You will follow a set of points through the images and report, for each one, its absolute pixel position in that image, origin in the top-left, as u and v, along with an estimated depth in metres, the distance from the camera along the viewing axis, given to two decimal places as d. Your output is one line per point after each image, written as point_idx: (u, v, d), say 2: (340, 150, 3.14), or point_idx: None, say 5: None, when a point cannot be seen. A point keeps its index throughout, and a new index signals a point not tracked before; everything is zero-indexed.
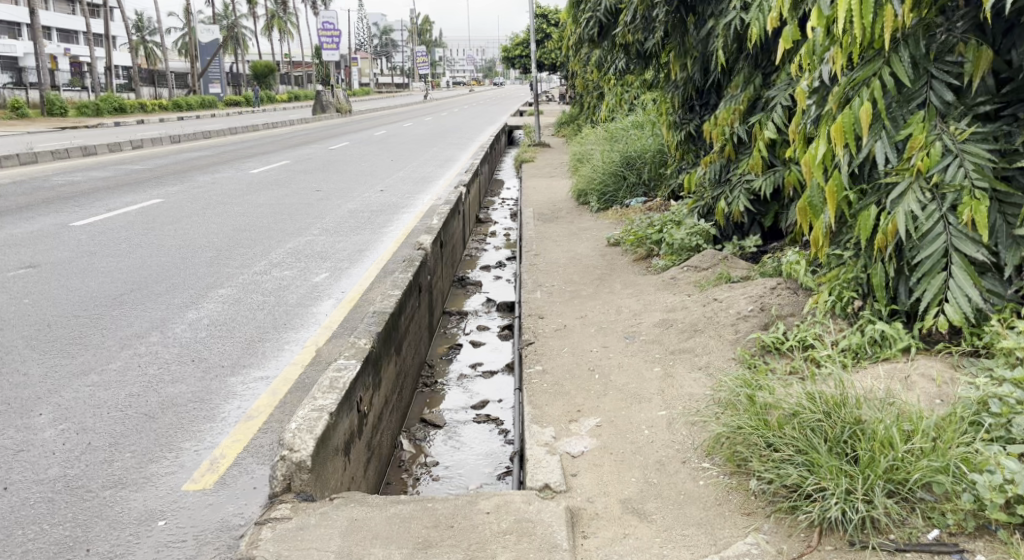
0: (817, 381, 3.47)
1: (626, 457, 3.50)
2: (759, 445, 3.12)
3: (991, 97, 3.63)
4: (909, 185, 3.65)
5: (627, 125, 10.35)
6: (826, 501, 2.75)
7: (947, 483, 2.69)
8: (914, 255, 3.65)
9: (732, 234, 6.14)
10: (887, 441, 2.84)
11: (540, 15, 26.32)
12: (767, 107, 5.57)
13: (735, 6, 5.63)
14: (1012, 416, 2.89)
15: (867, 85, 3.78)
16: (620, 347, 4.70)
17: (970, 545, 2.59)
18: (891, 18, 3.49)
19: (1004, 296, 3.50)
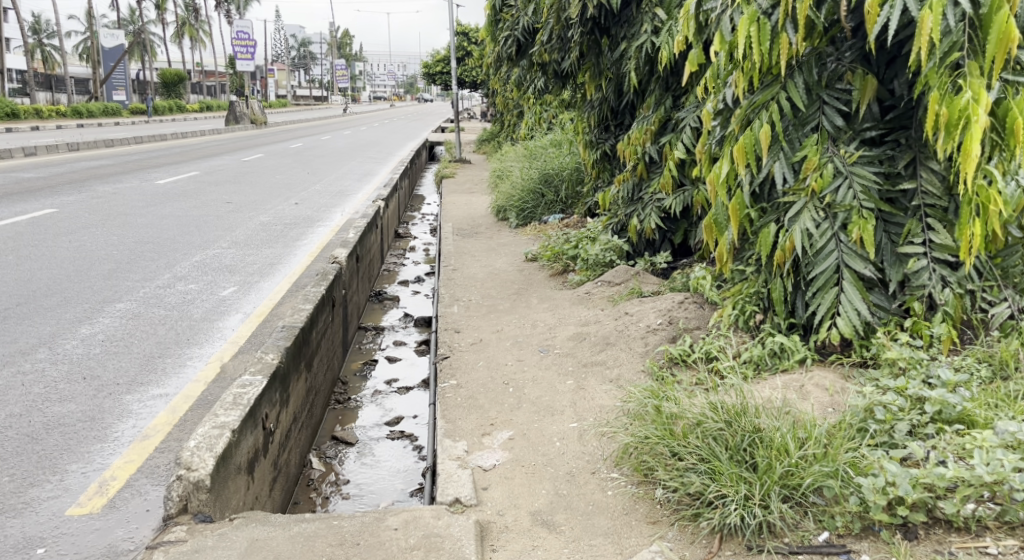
0: (720, 392, 3.59)
1: (537, 469, 3.55)
2: (664, 454, 3.21)
3: (876, 124, 3.84)
4: (805, 205, 3.84)
5: (546, 143, 10.51)
6: (726, 508, 2.86)
7: (836, 487, 2.83)
8: (809, 270, 3.83)
9: (644, 250, 6.28)
10: (783, 448, 2.96)
11: (460, 32, 26.48)
12: (676, 128, 5.75)
13: (645, 29, 5.81)
14: (894, 423, 3.08)
15: (766, 109, 3.96)
16: (534, 360, 4.76)
17: (857, 545, 2.71)
18: (785, 46, 3.68)
19: (889, 310, 3.72)
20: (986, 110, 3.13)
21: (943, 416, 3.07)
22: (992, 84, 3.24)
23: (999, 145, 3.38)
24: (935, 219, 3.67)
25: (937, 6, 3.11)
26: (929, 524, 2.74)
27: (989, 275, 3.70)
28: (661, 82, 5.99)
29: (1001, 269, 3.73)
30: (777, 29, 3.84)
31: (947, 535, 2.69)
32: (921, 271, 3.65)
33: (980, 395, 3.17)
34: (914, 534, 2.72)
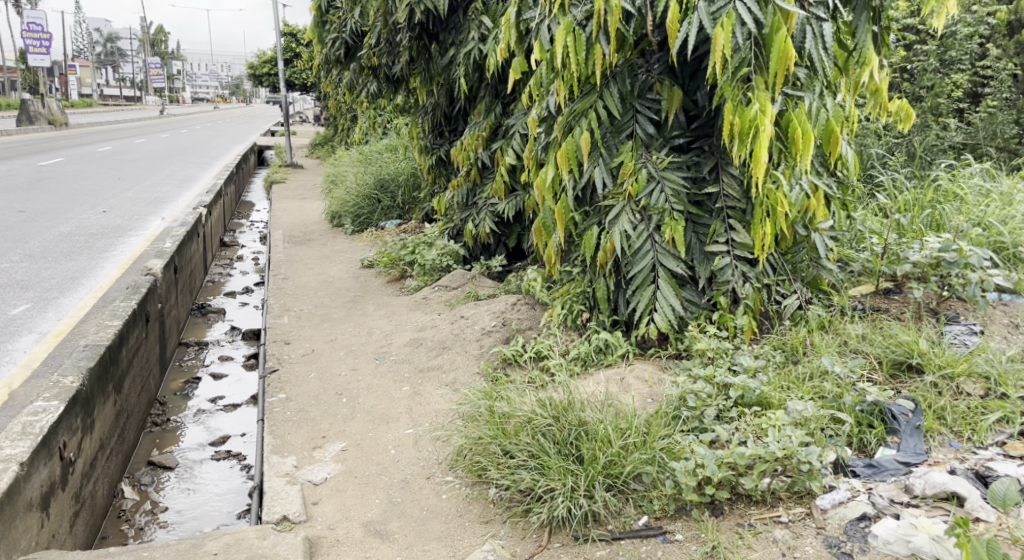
0: (549, 388, 3.69)
1: (370, 478, 3.52)
2: (496, 453, 3.28)
3: (683, 132, 4.12)
4: (623, 208, 4.04)
5: (381, 148, 10.40)
6: (554, 501, 2.99)
7: (653, 473, 3.02)
8: (629, 270, 4.05)
9: (480, 254, 6.37)
10: (606, 439, 3.14)
11: (288, 33, 25.62)
12: (506, 135, 5.89)
13: (473, 36, 5.89)
14: (704, 408, 3.31)
15: (585, 116, 4.11)
16: (369, 369, 4.71)
17: (672, 526, 2.93)
18: (599, 56, 3.85)
19: (699, 305, 4.01)
20: (771, 121, 3.46)
21: (746, 399, 3.34)
22: (775, 97, 3.59)
23: (784, 153, 3.76)
24: (736, 220, 3.98)
25: (729, 24, 3.39)
26: (733, 499, 3.00)
27: (781, 270, 4.09)
28: (490, 88, 6.08)
29: (790, 264, 4.13)
30: (591, 40, 4.01)
31: (747, 509, 2.96)
32: (725, 267, 3.94)
33: (775, 379, 3.48)
34: (720, 510, 2.96)
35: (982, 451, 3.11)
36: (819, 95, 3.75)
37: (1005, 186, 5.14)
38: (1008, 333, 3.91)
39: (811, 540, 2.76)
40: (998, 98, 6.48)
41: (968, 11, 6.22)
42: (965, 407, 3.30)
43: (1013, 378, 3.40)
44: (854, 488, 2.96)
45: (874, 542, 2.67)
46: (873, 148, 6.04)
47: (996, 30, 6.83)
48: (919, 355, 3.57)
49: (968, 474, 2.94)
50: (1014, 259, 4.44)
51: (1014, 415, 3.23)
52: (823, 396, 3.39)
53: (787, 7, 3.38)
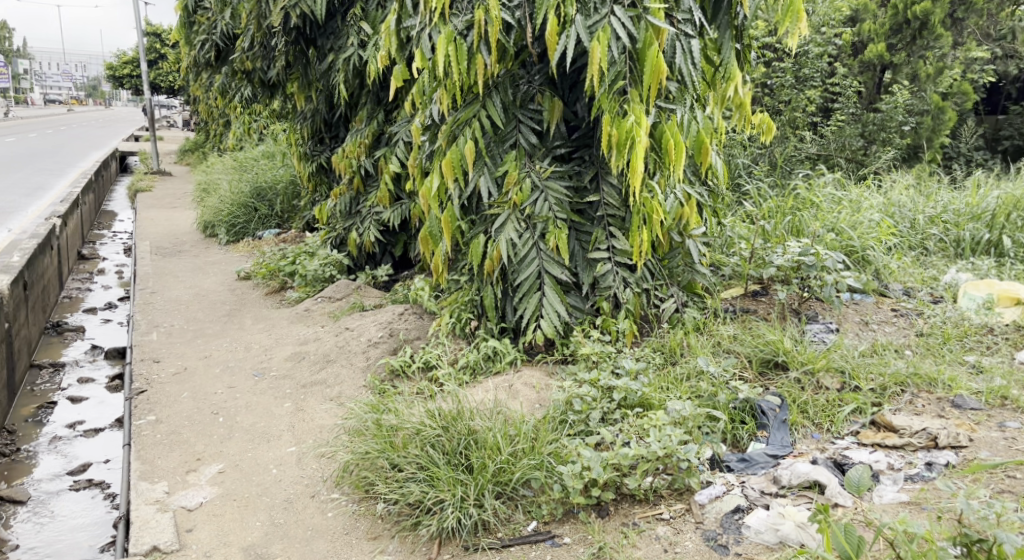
0: (437, 399, 3.67)
1: (250, 500, 3.41)
2: (384, 467, 3.24)
3: (564, 141, 4.20)
4: (508, 217, 4.07)
5: (257, 155, 10.07)
6: (443, 512, 3.00)
7: (541, 478, 3.08)
8: (515, 277, 4.10)
9: (365, 263, 6.27)
10: (495, 446, 3.17)
11: (151, 33, 24.40)
12: (390, 142, 5.83)
13: (352, 42, 5.80)
14: (589, 412, 3.38)
15: (469, 125, 4.10)
16: (248, 386, 4.54)
17: (560, 530, 3.00)
18: (481, 66, 3.86)
19: (583, 310, 4.10)
20: (646, 132, 3.60)
21: (628, 401, 3.44)
22: (649, 109, 3.73)
23: (659, 163, 3.91)
24: (616, 228, 4.10)
25: (604, 38, 3.49)
26: (618, 499, 3.09)
27: (659, 275, 4.25)
28: (372, 95, 6.00)
29: (667, 269, 4.29)
30: (472, 49, 4.01)
31: (631, 508, 3.06)
32: (607, 273, 4.05)
33: (656, 381, 3.61)
34: (606, 511, 3.05)
35: (840, 441, 3.34)
36: (689, 107, 3.92)
37: (854, 194, 5.53)
38: (860, 330, 4.22)
39: (691, 534, 2.88)
40: (845, 113, 6.98)
41: (817, 32, 6.69)
42: (824, 400, 3.53)
43: (865, 372, 3.67)
44: (729, 482, 3.12)
45: (747, 532, 2.82)
46: (738, 159, 6.36)
47: (842, 50, 7.35)
48: (784, 353, 3.80)
49: (828, 462, 3.14)
50: (864, 261, 4.78)
51: (866, 406, 3.49)
52: (698, 395, 3.54)
53: (657, 23, 3.52)
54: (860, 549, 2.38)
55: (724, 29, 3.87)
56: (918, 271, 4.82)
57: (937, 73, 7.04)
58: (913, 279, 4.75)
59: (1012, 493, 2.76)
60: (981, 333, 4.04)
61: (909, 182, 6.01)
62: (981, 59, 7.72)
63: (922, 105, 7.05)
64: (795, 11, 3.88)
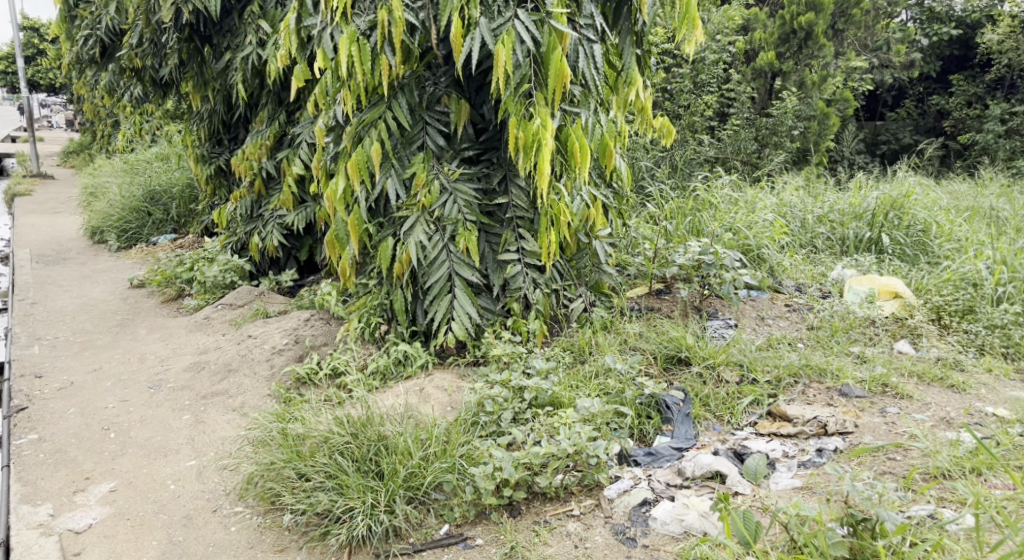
0: (346, 405, 3.61)
1: (146, 518, 3.27)
2: (291, 477, 3.16)
3: (472, 144, 4.19)
4: (417, 219, 4.04)
5: (149, 157, 9.64)
6: (353, 520, 2.97)
7: (453, 481, 3.09)
8: (425, 280, 4.08)
9: (268, 268, 6.10)
10: (405, 451, 3.15)
11: (28, 28, 22.97)
12: (292, 144, 5.69)
13: (250, 41, 5.64)
14: (501, 412, 3.39)
15: (374, 127, 4.04)
16: (142, 399, 4.34)
17: (472, 532, 3.01)
18: (385, 67, 3.80)
19: (495, 312, 4.13)
20: (552, 135, 3.65)
21: (539, 400, 3.47)
22: (554, 112, 3.78)
23: (565, 165, 3.98)
24: (525, 230, 4.14)
25: (509, 42, 3.51)
26: (529, 498, 3.12)
27: (567, 276, 4.32)
28: (272, 95, 5.84)
29: (575, 270, 4.37)
30: (376, 50, 3.95)
31: (543, 506, 3.10)
32: (517, 275, 4.09)
33: (566, 379, 3.67)
34: (517, 510, 3.08)
35: (739, 432, 3.48)
36: (593, 111, 4.00)
37: (749, 195, 5.79)
38: (756, 325, 4.41)
39: (600, 529, 2.94)
40: (740, 118, 7.27)
41: (713, 39, 6.97)
42: (724, 393, 3.67)
43: (761, 364, 3.83)
44: (636, 476, 3.20)
45: (653, 524, 2.90)
46: (642, 162, 6.51)
47: (735, 57, 7.65)
48: (687, 349, 3.93)
49: (728, 453, 3.26)
50: (758, 259, 5.03)
51: (763, 397, 3.64)
52: (607, 392, 3.62)
53: (560, 28, 3.56)
54: (757, 535, 2.52)
55: (625, 34, 3.97)
56: (809, 268, 5.05)
57: (822, 80, 7.43)
58: (804, 275, 4.98)
59: (893, 474, 2.93)
60: (864, 325, 4.27)
61: (799, 183, 6.32)
62: (861, 69, 8.19)
63: (809, 111, 7.43)
64: (691, 19, 4.02)
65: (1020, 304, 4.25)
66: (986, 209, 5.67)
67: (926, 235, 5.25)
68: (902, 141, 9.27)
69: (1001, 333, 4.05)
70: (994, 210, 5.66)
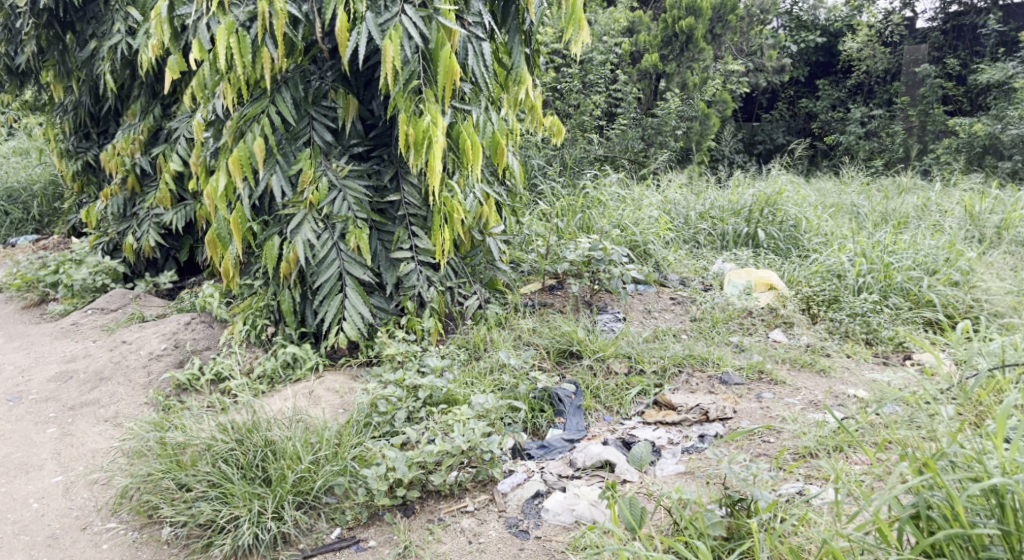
0: (229, 411, 3.50)
1: (6, 541, 3.08)
2: (170, 488, 3.04)
3: (361, 140, 4.14)
4: (305, 217, 3.95)
5: (8, 151, 9.03)
6: (238, 529, 2.89)
7: (345, 483, 3.06)
8: (315, 279, 4.01)
9: (144, 270, 5.83)
10: (294, 456, 3.10)
11: None
12: (169, 139, 5.47)
13: (119, 29, 5.39)
14: (395, 412, 3.37)
15: (257, 122, 3.91)
16: (2, 413, 4.07)
17: (364, 534, 2.99)
18: (268, 61, 3.69)
19: (388, 310, 4.11)
20: (442, 132, 3.65)
21: (433, 399, 3.47)
22: (444, 109, 3.79)
23: (457, 163, 3.99)
24: (418, 227, 4.13)
25: (396, 37, 3.49)
26: (423, 497, 3.13)
27: (462, 273, 4.34)
28: (145, 88, 5.59)
29: (470, 267, 4.40)
30: (257, 42, 3.83)
31: (437, 504, 3.11)
32: (410, 273, 4.08)
33: (460, 376, 3.69)
34: (411, 510, 3.08)
35: (627, 421, 3.59)
36: (484, 108, 4.03)
37: (635, 193, 5.98)
38: (644, 318, 4.56)
39: (494, 523, 2.99)
40: (627, 117, 7.49)
41: (599, 41, 7.23)
42: (614, 385, 3.78)
43: (648, 356, 3.96)
44: (529, 469, 3.25)
45: (545, 516, 2.97)
46: (534, 160, 6.59)
47: (621, 58, 7.86)
48: (578, 343, 4.03)
49: (617, 442, 3.36)
50: (645, 255, 5.20)
51: (649, 387, 3.77)
52: (501, 388, 3.67)
53: (448, 25, 3.57)
54: (642, 519, 2.63)
55: (513, 33, 4.01)
56: (692, 262, 5.26)
57: (702, 82, 7.74)
58: (687, 269, 5.19)
59: (766, 455, 3.11)
60: (742, 316, 4.48)
61: (682, 181, 6.56)
62: (737, 72, 8.56)
63: (690, 112, 7.71)
64: (577, 19, 4.11)
65: (877, 293, 4.53)
66: (848, 206, 6.05)
67: (796, 230, 5.55)
68: (776, 142, 9.78)
69: (862, 321, 4.32)
70: (855, 206, 6.05)
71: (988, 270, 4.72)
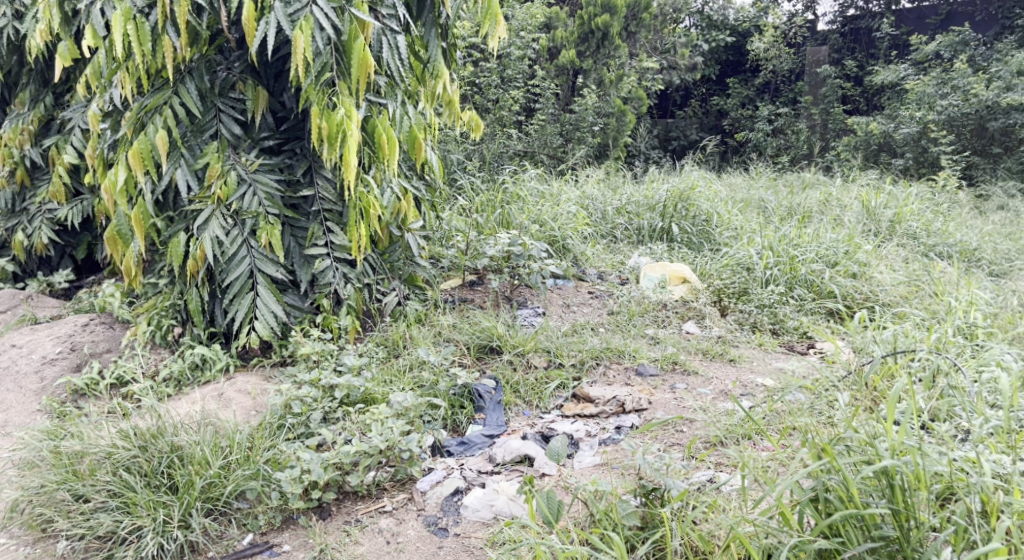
0: (132, 416, 3.37)
1: None
2: (66, 499, 2.91)
3: (272, 133, 4.03)
4: (212, 212, 3.84)
5: None
6: (142, 539, 2.80)
7: (257, 488, 2.99)
8: (224, 277, 3.90)
9: (37, 269, 5.55)
10: (202, 461, 3.01)
11: None
12: (63, 130, 5.21)
13: (4, 13, 5.10)
14: (310, 413, 3.31)
15: (159, 113, 3.77)
16: None
17: (278, 539, 2.93)
18: (169, 50, 3.55)
19: (302, 309, 4.04)
20: (356, 125, 3.60)
21: (350, 398, 3.42)
22: (358, 102, 3.73)
23: (373, 157, 3.94)
24: (333, 223, 4.06)
25: (307, 28, 3.40)
26: (340, 498, 3.08)
27: (380, 269, 4.30)
28: (35, 75, 5.30)
29: (388, 264, 4.35)
30: (157, 30, 3.68)
31: (354, 505, 3.07)
32: (326, 270, 4.02)
33: (378, 374, 3.65)
34: (327, 512, 3.04)
35: (547, 415, 3.62)
36: (400, 102, 3.98)
37: (554, 188, 6.03)
38: (563, 312, 4.61)
39: (413, 522, 2.97)
40: (546, 113, 7.55)
41: (516, 37, 7.20)
42: (533, 379, 3.80)
43: (567, 349, 4.00)
44: (449, 466, 3.25)
45: (464, 512, 2.97)
46: (452, 154, 6.49)
47: (539, 54, 7.91)
48: (498, 338, 4.04)
49: (536, 437, 3.39)
50: (563, 249, 5.25)
51: (568, 380, 3.81)
52: (421, 385, 3.64)
53: (362, 17, 3.51)
54: (559, 513, 2.67)
55: (429, 27, 3.97)
56: (609, 257, 5.34)
57: (619, 79, 7.87)
58: (605, 264, 5.26)
59: (679, 444, 3.19)
60: (657, 309, 4.58)
61: (599, 176, 6.65)
62: (652, 69, 8.73)
63: (607, 108, 7.82)
64: (493, 14, 4.10)
65: (783, 285, 4.70)
66: (757, 201, 6.25)
67: (708, 225, 5.70)
68: (690, 138, 10.00)
69: (770, 312, 4.47)
70: (763, 201, 6.25)
71: (882, 262, 4.96)
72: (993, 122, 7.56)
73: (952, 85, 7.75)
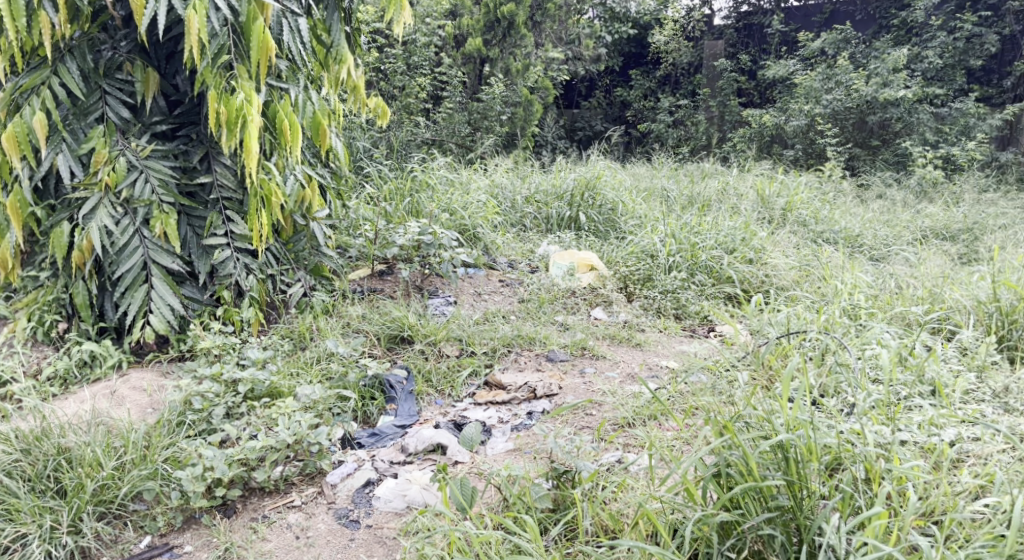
0: (14, 418, 3.17)
1: None
2: None
3: (165, 118, 3.83)
4: (100, 201, 3.64)
5: None
6: (28, 547, 2.65)
7: (155, 488, 2.87)
8: (114, 269, 3.71)
9: None
10: (94, 463, 2.87)
11: None
12: None
13: None
14: (211, 409, 3.18)
15: (36, 95, 3.54)
16: None
17: (179, 540, 2.82)
18: (47, 26, 3.32)
19: (201, 301, 3.89)
20: (257, 111, 3.48)
21: (255, 392, 3.30)
22: (259, 86, 3.60)
23: (275, 144, 3.82)
24: (233, 212, 3.92)
25: (202, 8, 3.25)
26: (246, 495, 2.98)
27: (284, 260, 4.18)
28: None
29: (293, 254, 4.24)
30: (32, 5, 3.43)
31: (261, 501, 2.97)
32: (226, 261, 3.88)
33: (284, 367, 3.55)
34: (232, 509, 2.93)
35: (459, 403, 3.60)
36: (303, 87, 3.87)
37: (463, 177, 6.01)
38: (474, 301, 4.59)
39: (323, 516, 2.90)
40: (453, 101, 7.52)
41: (422, 22, 7.21)
42: (445, 367, 3.78)
43: (479, 338, 4.00)
44: (359, 458, 3.19)
45: (376, 504, 2.93)
46: (359, 141, 6.36)
47: (445, 42, 7.86)
48: (409, 328, 4.00)
49: (448, 425, 3.37)
50: (474, 238, 5.24)
51: (480, 368, 3.81)
52: (329, 377, 3.56)
53: None
54: (473, 499, 2.65)
55: (331, 10, 3.86)
56: (519, 245, 5.37)
57: (525, 68, 7.92)
58: (515, 252, 5.28)
59: (589, 427, 3.24)
60: (567, 296, 4.63)
61: (508, 165, 6.68)
62: (557, 60, 8.80)
63: (514, 98, 7.86)
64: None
65: (685, 271, 4.83)
66: (659, 190, 6.41)
67: (614, 213, 5.79)
68: (595, 128, 10.15)
69: (672, 297, 4.60)
70: (665, 190, 6.41)
71: (776, 248, 5.16)
72: (873, 116, 7.98)
73: (835, 80, 8.13)
